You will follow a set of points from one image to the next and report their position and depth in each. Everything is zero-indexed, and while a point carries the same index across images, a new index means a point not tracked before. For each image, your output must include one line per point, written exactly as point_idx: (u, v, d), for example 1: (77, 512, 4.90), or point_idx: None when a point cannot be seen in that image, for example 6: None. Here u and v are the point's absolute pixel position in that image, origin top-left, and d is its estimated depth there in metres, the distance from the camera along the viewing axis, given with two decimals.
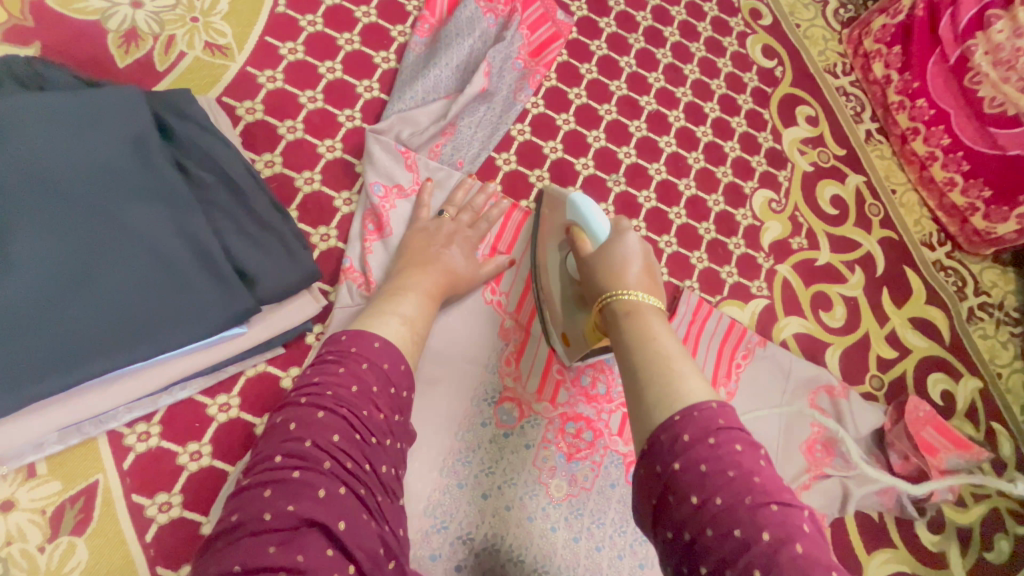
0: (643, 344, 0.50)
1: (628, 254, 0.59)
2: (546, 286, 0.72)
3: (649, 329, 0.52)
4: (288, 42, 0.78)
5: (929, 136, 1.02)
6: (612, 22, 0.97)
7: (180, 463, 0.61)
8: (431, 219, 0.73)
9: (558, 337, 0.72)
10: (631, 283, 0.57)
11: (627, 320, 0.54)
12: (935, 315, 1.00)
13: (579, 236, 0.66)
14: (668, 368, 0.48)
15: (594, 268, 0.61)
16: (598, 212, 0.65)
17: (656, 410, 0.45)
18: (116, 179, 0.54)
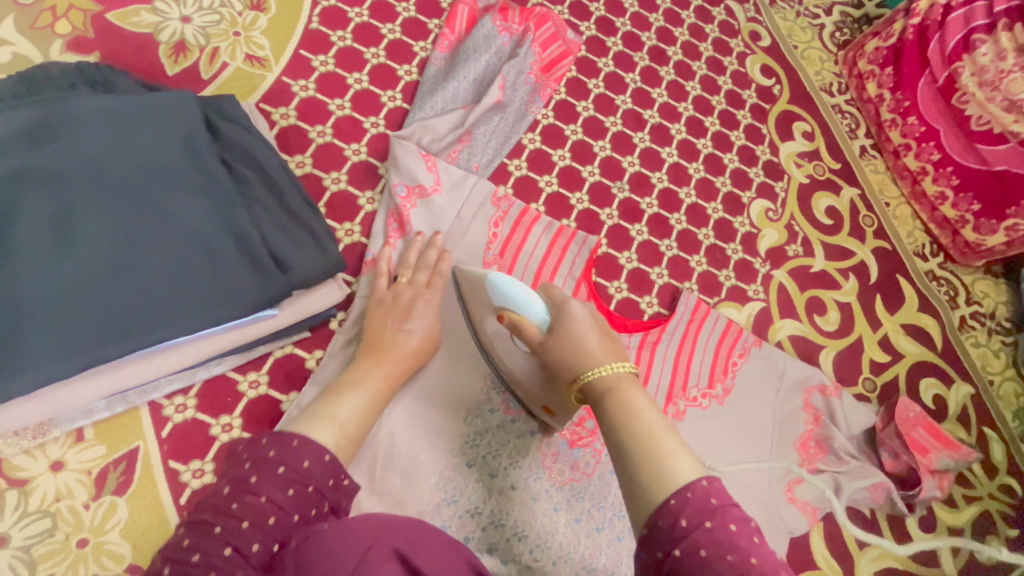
0: (629, 427, 0.50)
1: (577, 328, 0.59)
2: (506, 364, 0.71)
3: (630, 408, 0.51)
4: (320, 55, 0.86)
5: (920, 152, 1.07)
6: (618, 41, 1.04)
7: (212, 434, 0.66)
8: (386, 288, 0.72)
9: (539, 408, 0.71)
10: (593, 360, 0.56)
11: (608, 405, 0.53)
12: (927, 322, 1.04)
13: (517, 320, 0.64)
14: (658, 450, 0.48)
15: (548, 355, 0.60)
16: (529, 294, 0.63)
17: (652, 489, 0.46)
18: (166, 171, 0.60)
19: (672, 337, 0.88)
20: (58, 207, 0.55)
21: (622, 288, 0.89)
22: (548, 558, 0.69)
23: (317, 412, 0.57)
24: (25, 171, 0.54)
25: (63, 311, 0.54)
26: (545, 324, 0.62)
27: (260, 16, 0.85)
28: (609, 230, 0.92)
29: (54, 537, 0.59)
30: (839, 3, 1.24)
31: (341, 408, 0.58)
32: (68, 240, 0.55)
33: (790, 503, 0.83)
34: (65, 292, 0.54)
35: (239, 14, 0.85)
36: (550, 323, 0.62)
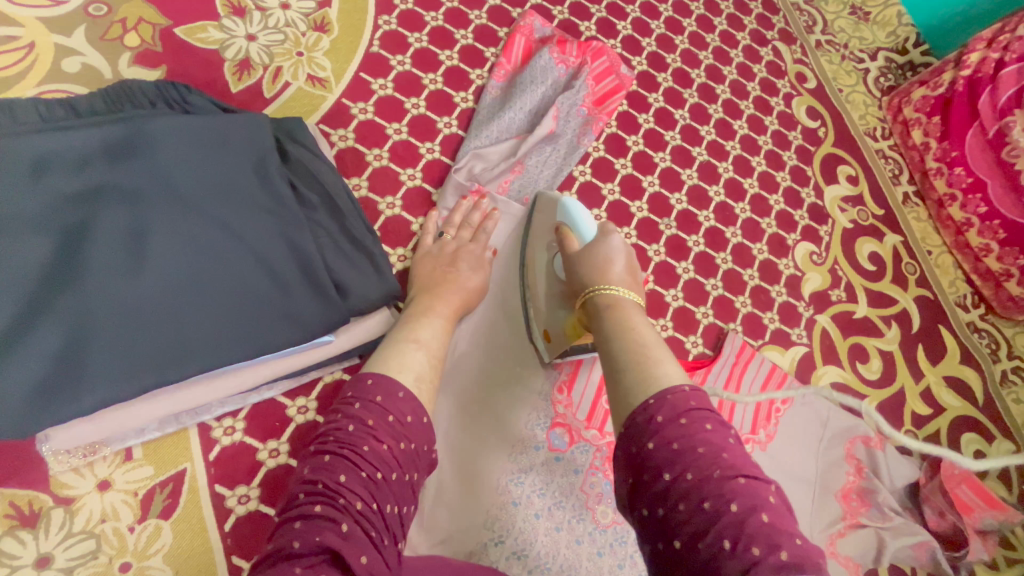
0: (624, 337, 0.55)
1: (612, 252, 0.64)
2: (532, 283, 0.75)
3: (629, 321, 0.56)
4: (380, 79, 0.86)
5: (966, 203, 1.06)
6: (669, 77, 1.05)
7: (259, 459, 0.65)
8: (433, 243, 0.77)
9: (540, 333, 0.75)
10: (615, 278, 0.61)
11: (609, 314, 0.58)
12: (968, 375, 1.02)
13: (566, 234, 0.69)
14: (645, 355, 0.52)
15: (578, 267, 0.64)
16: (586, 217, 0.69)
17: (635, 393, 0.49)
18: (238, 193, 0.60)
19: (716, 379, 0.87)
20: (133, 224, 0.55)
21: (668, 327, 0.89)
22: None
23: (403, 334, 0.61)
24: (103, 188, 0.55)
25: (129, 330, 0.53)
26: (587, 241, 0.67)
27: (323, 38, 0.86)
28: (656, 266, 0.92)
29: (97, 560, 0.58)
30: (885, 48, 1.24)
31: (421, 332, 0.62)
32: (140, 257, 0.55)
33: (833, 558, 0.81)
34: (133, 312, 0.54)
35: (303, 35, 0.85)
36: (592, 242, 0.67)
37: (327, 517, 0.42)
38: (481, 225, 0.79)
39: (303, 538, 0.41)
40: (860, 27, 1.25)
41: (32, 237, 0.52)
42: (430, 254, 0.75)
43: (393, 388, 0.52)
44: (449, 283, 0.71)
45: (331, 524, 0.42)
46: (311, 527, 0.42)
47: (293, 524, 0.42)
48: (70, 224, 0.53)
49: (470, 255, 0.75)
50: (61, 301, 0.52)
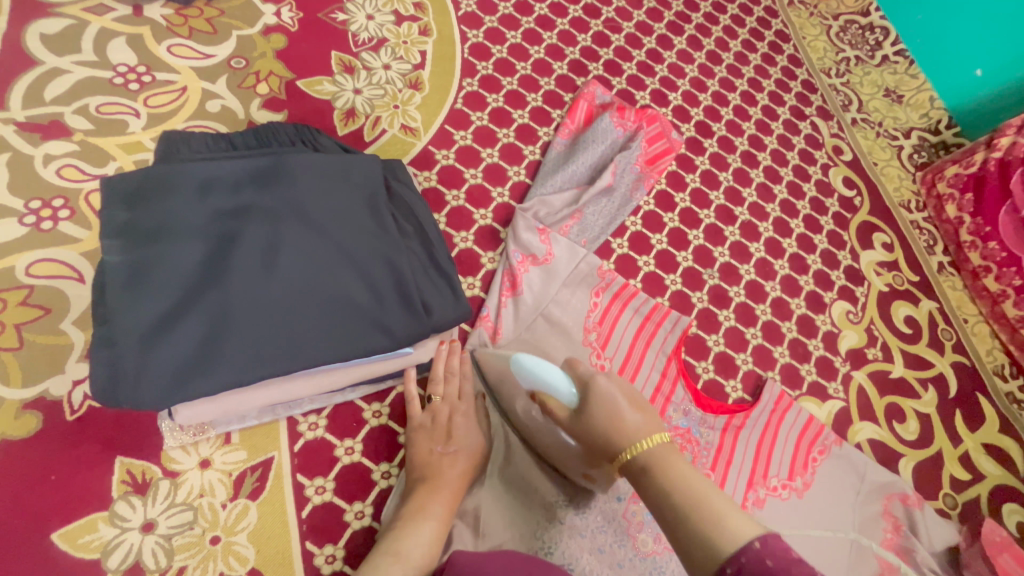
0: (674, 493, 0.51)
1: (608, 399, 0.61)
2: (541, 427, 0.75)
3: (671, 481, 0.53)
4: (462, 131, 0.99)
5: (1000, 275, 1.11)
6: (714, 143, 1.15)
7: (336, 455, 0.72)
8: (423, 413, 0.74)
9: (579, 475, 0.74)
10: (631, 429, 0.58)
11: (649, 476, 0.54)
12: (1008, 443, 1.03)
13: (547, 399, 0.67)
14: (704, 517, 0.48)
15: (586, 429, 0.61)
16: (553, 370, 0.65)
17: (698, 551, 0.47)
18: (352, 219, 0.71)
19: (755, 424, 0.91)
20: (268, 240, 0.66)
21: (709, 369, 0.94)
22: None
23: (390, 544, 0.60)
24: (248, 207, 0.66)
25: (256, 327, 0.63)
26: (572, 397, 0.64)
27: (416, 94, 1.00)
28: (699, 312, 0.98)
29: (193, 530, 0.64)
30: (918, 128, 1.34)
31: (406, 543, 0.60)
32: (270, 266, 0.65)
33: None
34: (261, 311, 0.63)
35: (400, 91, 1.00)
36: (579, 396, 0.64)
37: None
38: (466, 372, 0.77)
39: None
40: (893, 108, 1.35)
41: (191, 243, 0.62)
42: (424, 427, 0.72)
43: None
44: (440, 480, 0.68)
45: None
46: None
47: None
48: (222, 235, 0.64)
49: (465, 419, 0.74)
50: (207, 298, 0.62)
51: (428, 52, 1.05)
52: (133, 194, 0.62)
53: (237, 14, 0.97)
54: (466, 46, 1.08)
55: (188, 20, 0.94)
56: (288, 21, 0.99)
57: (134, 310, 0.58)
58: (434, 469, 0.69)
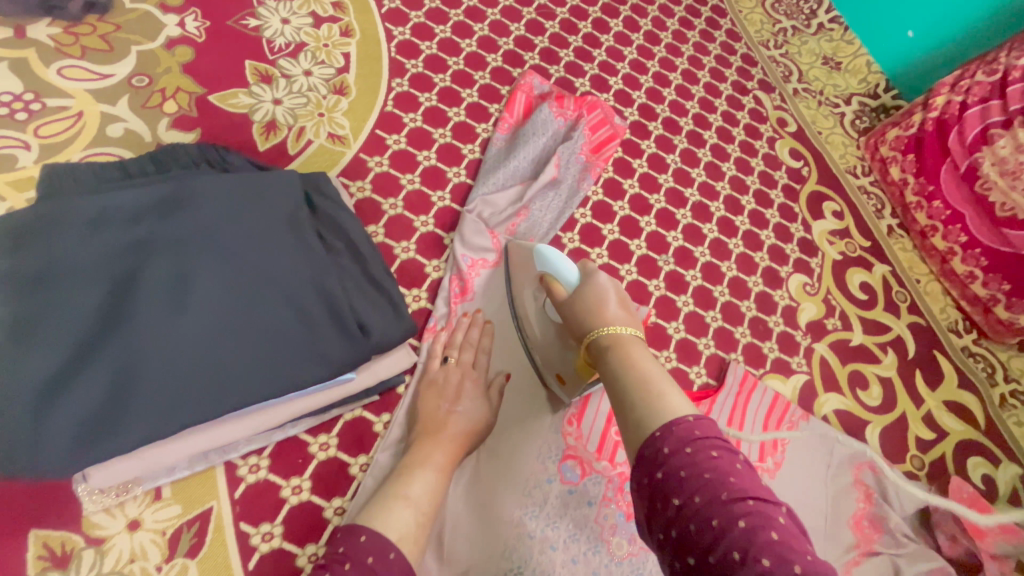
0: (627, 369, 0.55)
1: (602, 291, 0.66)
2: (532, 333, 0.78)
3: (628, 358, 0.56)
4: (394, 134, 0.94)
5: (947, 233, 1.13)
6: (659, 126, 1.13)
7: (283, 496, 0.67)
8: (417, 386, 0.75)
9: (554, 377, 0.77)
10: (609, 316, 0.63)
11: (611, 352, 0.58)
12: (967, 399, 1.05)
13: (551, 282, 0.72)
14: (647, 385, 0.52)
15: (574, 310, 0.67)
16: (569, 263, 0.71)
17: (638, 417, 0.49)
18: (271, 241, 0.65)
19: (722, 409, 0.89)
20: (175, 273, 0.60)
21: (671, 358, 0.92)
22: None
23: (391, 490, 0.61)
24: (150, 239, 0.60)
25: (171, 372, 0.57)
26: (573, 285, 0.69)
27: (342, 100, 0.94)
28: (657, 300, 0.95)
29: None
30: (858, 94, 1.34)
31: (411, 487, 0.61)
32: (181, 302, 0.59)
33: None
34: (174, 354, 0.57)
35: (324, 97, 0.93)
36: (580, 286, 0.69)
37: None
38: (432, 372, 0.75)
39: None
40: (833, 76, 1.35)
41: (85, 287, 0.56)
42: (433, 384, 0.73)
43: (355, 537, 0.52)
44: (443, 429, 0.69)
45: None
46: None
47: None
48: (119, 273, 0.58)
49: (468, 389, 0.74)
50: (110, 346, 0.56)
51: (352, 54, 0.99)
52: (11, 237, 0.55)
53: (135, 28, 0.89)
54: (392, 45, 1.03)
55: (79, 37, 0.86)
56: (193, 31, 0.92)
57: (21, 367, 0.52)
58: (435, 421, 0.69)
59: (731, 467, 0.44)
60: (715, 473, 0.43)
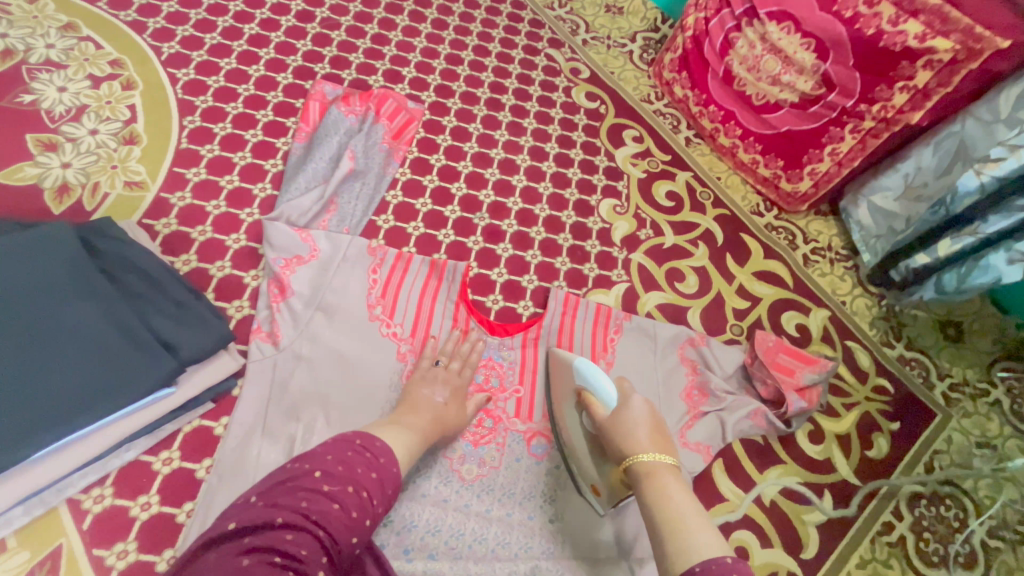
0: (661, 505, 0.62)
1: (639, 412, 0.74)
2: (568, 440, 0.84)
3: (664, 490, 0.63)
4: (193, 168, 0.99)
5: (727, 130, 1.28)
6: (457, 101, 1.23)
7: (133, 514, 0.72)
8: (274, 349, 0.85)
9: (589, 487, 0.82)
10: (643, 445, 0.69)
11: (645, 487, 0.65)
12: (775, 266, 1.20)
13: (590, 400, 0.79)
14: (679, 522, 0.59)
15: (610, 433, 0.73)
16: (605, 380, 0.79)
17: (674, 547, 0.56)
18: (54, 290, 0.70)
19: (549, 330, 0.99)
20: None
21: (498, 300, 1.02)
22: (461, 543, 0.78)
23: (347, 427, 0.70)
24: None
25: None
26: (611, 404, 0.77)
27: (134, 148, 0.99)
28: (478, 254, 1.05)
29: None
30: (640, 31, 1.49)
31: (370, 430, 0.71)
32: None
33: (685, 449, 0.92)
34: None
35: (115, 151, 0.98)
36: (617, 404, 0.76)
37: (305, 529, 0.54)
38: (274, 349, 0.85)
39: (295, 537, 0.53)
40: (615, 20, 1.50)
41: None
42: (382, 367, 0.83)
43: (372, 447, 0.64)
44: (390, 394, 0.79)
45: (337, 504, 0.57)
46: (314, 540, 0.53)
47: (293, 491, 0.57)
48: None
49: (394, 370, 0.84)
50: None
51: (137, 105, 1.04)
52: None
53: None
54: (177, 87, 1.08)
55: None
56: None
57: None
58: None
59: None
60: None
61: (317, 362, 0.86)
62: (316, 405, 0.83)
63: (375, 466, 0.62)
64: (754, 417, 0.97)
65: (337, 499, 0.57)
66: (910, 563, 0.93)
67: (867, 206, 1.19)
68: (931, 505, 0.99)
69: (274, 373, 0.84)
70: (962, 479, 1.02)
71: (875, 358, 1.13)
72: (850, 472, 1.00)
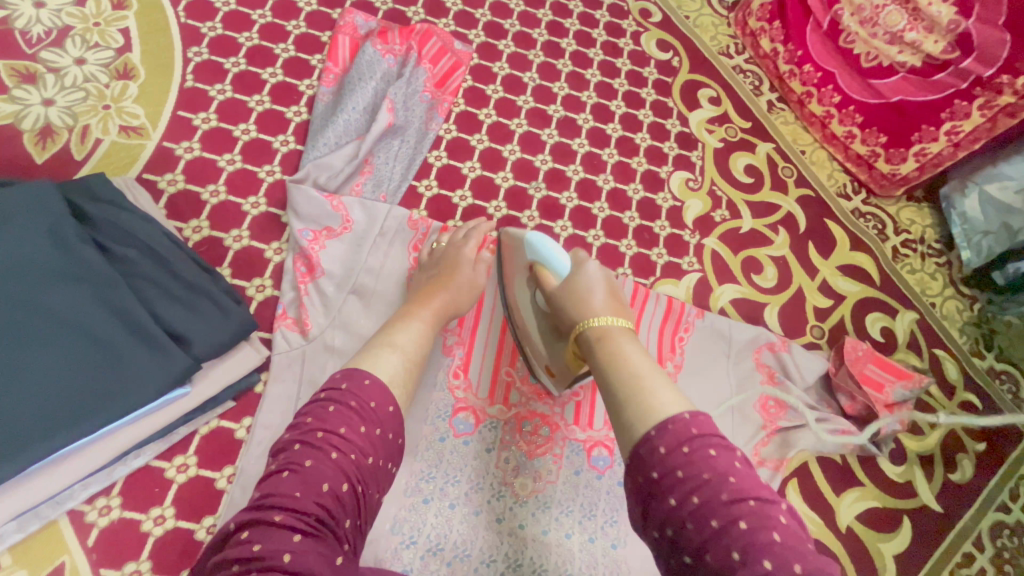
0: (615, 366, 0.54)
1: (592, 281, 0.65)
2: (522, 323, 0.77)
3: (620, 354, 0.56)
4: (201, 112, 0.83)
5: (822, 96, 1.10)
6: (510, 43, 1.04)
7: (145, 530, 0.62)
8: (313, 337, 0.73)
9: (545, 371, 0.75)
10: (597, 309, 0.61)
11: (599, 349, 0.58)
12: (862, 259, 1.05)
13: (540, 272, 0.70)
14: (638, 385, 0.51)
15: (562, 301, 0.65)
16: (556, 250, 0.69)
17: (630, 407, 0.49)
18: (35, 269, 0.57)
19: None
20: None
21: None
22: (520, 575, 0.68)
23: (381, 339, 0.61)
24: None
25: None
26: (564, 275, 0.68)
27: (130, 85, 0.82)
28: (533, 232, 0.90)
29: None
30: None
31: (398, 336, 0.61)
32: None
33: (760, 467, 0.84)
34: None
35: (107, 86, 0.81)
36: (569, 275, 0.67)
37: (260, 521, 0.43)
38: (308, 335, 0.73)
39: (252, 530, 0.43)
40: None
41: None
42: (428, 262, 0.77)
43: (360, 377, 0.53)
44: (438, 290, 0.71)
45: (288, 471, 0.46)
46: (283, 517, 0.43)
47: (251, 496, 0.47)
48: None
49: (470, 261, 0.75)
50: None
51: (132, 29, 0.86)
52: None
53: None
54: (180, 9, 0.90)
55: None
56: None
57: None
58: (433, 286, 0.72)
59: (731, 466, 0.44)
60: (714, 473, 0.43)
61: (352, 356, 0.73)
62: None
63: (334, 398, 0.51)
64: (842, 435, 0.86)
65: (288, 466, 0.47)
66: None
67: (978, 195, 1.03)
68: (1014, 536, 0.90)
69: (303, 368, 0.72)
70: None
71: (965, 370, 1.01)
72: (931, 497, 0.90)
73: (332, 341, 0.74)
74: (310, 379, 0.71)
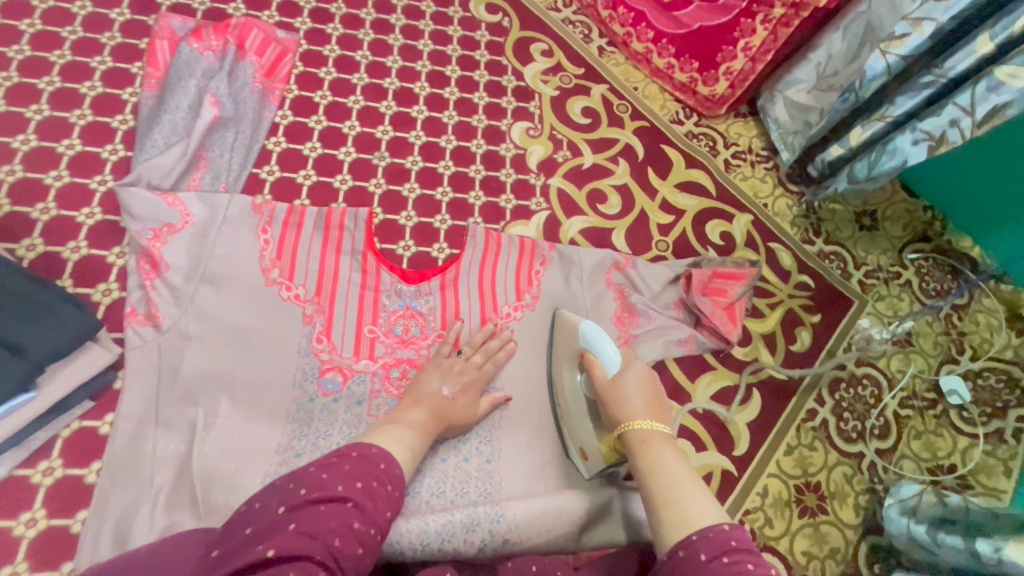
0: (653, 476, 0.60)
1: (633, 389, 0.69)
2: (562, 402, 0.82)
3: (657, 462, 0.61)
4: (19, 135, 0.84)
5: (639, 34, 1.21)
6: (338, 25, 1.08)
7: (17, 534, 0.65)
8: (169, 325, 0.76)
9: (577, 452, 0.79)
10: (635, 412, 0.67)
11: (637, 456, 0.64)
12: (697, 175, 1.17)
13: (591, 364, 0.75)
14: (675, 497, 0.57)
15: (605, 400, 0.71)
16: (610, 346, 0.74)
17: (668, 516, 0.56)
18: None
19: (470, 269, 0.92)
20: None
21: (410, 245, 0.94)
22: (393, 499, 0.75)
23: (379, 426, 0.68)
24: None
25: None
26: (612, 369, 0.73)
27: None
28: (382, 198, 0.96)
29: None
30: None
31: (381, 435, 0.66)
32: None
33: None
34: None
35: None
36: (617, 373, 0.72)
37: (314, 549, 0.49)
38: (162, 325, 0.76)
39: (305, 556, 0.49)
40: None
41: None
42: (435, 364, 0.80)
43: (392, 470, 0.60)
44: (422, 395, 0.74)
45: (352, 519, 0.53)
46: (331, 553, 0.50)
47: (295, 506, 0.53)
48: None
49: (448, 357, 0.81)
50: None
51: None
52: None
53: None
54: None
55: None
56: None
57: None
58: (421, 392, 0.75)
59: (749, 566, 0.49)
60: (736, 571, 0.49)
61: (210, 340, 0.77)
62: (211, 384, 0.75)
63: (376, 475, 0.58)
64: (686, 344, 0.98)
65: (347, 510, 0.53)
66: (832, 443, 0.99)
67: (783, 101, 1.16)
68: (849, 387, 1.04)
69: (160, 358, 0.75)
70: (878, 358, 1.07)
71: (796, 255, 1.14)
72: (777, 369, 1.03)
73: (187, 327, 0.77)
74: (169, 366, 0.75)
